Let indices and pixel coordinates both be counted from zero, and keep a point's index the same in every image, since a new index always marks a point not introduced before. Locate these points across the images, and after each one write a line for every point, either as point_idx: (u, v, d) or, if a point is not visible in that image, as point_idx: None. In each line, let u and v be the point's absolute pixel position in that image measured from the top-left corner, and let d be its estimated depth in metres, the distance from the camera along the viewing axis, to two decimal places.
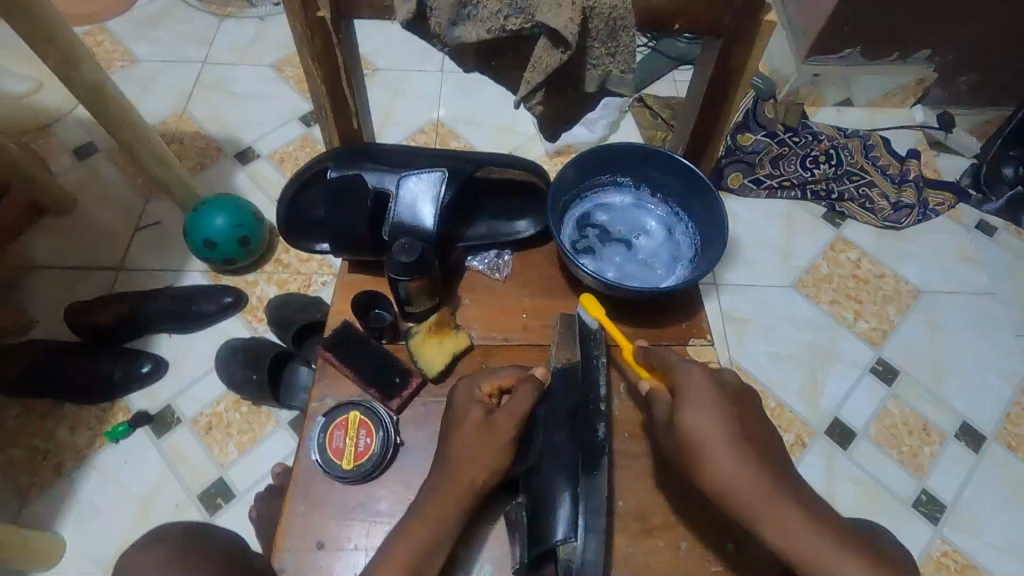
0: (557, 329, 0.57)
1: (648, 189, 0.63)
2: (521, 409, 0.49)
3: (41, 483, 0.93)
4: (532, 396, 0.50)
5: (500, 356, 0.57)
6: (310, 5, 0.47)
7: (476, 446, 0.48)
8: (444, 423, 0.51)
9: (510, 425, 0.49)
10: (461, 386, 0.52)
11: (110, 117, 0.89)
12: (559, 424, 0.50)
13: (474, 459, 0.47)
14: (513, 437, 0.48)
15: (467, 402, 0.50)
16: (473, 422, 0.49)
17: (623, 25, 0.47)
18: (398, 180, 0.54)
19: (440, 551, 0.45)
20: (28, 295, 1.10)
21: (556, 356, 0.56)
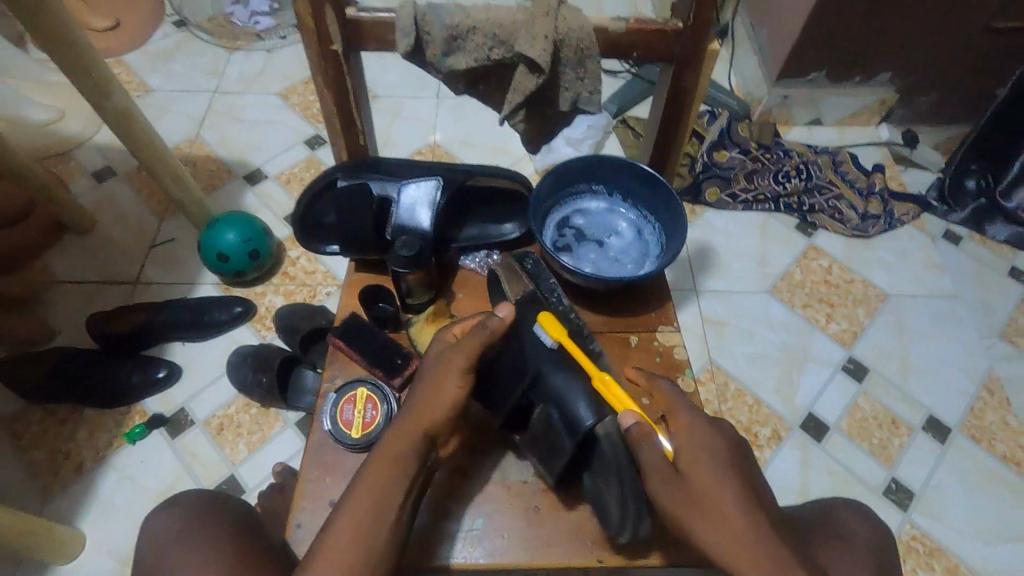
0: (500, 271, 0.63)
1: (619, 195, 0.71)
2: (475, 344, 0.55)
3: (63, 482, 0.99)
4: (484, 329, 0.57)
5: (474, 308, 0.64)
6: (325, 40, 0.55)
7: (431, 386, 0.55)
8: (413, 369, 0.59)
9: (456, 359, 0.55)
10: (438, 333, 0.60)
11: (135, 142, 0.97)
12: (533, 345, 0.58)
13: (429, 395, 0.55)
14: (461, 364, 0.55)
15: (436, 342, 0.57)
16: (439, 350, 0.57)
17: (589, 54, 0.56)
18: (399, 188, 0.61)
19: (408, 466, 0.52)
20: (49, 308, 1.17)
21: (512, 293, 0.62)
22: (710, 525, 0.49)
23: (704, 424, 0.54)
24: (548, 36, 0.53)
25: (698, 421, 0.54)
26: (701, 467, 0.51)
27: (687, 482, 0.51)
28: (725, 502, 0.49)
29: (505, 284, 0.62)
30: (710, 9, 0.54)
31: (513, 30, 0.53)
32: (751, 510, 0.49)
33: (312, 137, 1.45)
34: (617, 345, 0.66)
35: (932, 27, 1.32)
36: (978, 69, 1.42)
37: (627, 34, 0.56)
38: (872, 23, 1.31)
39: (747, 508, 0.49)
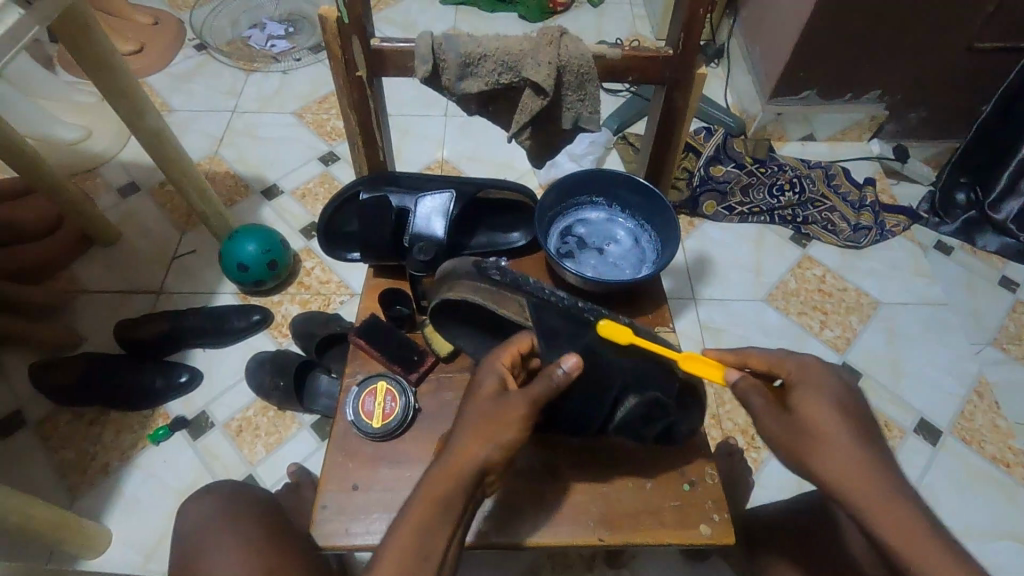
0: (477, 299, 0.60)
1: (618, 206, 0.77)
2: (542, 391, 0.56)
3: (89, 480, 1.04)
4: (548, 383, 0.56)
5: (512, 341, 0.60)
6: (350, 66, 0.61)
7: (486, 428, 0.54)
8: (457, 424, 0.55)
9: (520, 409, 0.54)
10: (483, 372, 0.58)
11: (165, 158, 1.04)
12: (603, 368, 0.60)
13: (484, 442, 0.53)
14: (527, 413, 0.54)
15: (490, 375, 0.57)
16: (490, 392, 0.56)
17: (588, 78, 0.62)
18: (416, 199, 0.67)
19: (452, 503, 0.51)
20: (76, 315, 1.23)
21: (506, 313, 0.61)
22: (823, 451, 0.54)
23: (819, 368, 0.59)
24: (551, 63, 0.59)
25: (808, 365, 0.59)
26: (815, 402, 0.56)
27: (797, 417, 0.56)
28: (834, 430, 0.55)
29: (496, 306, 0.60)
30: (697, 37, 0.60)
31: (520, 57, 0.59)
32: (861, 440, 0.55)
33: (326, 154, 1.52)
34: None
35: (918, 47, 1.38)
36: (964, 87, 1.48)
37: (622, 60, 0.62)
38: (860, 43, 1.37)
39: (854, 440, 0.54)
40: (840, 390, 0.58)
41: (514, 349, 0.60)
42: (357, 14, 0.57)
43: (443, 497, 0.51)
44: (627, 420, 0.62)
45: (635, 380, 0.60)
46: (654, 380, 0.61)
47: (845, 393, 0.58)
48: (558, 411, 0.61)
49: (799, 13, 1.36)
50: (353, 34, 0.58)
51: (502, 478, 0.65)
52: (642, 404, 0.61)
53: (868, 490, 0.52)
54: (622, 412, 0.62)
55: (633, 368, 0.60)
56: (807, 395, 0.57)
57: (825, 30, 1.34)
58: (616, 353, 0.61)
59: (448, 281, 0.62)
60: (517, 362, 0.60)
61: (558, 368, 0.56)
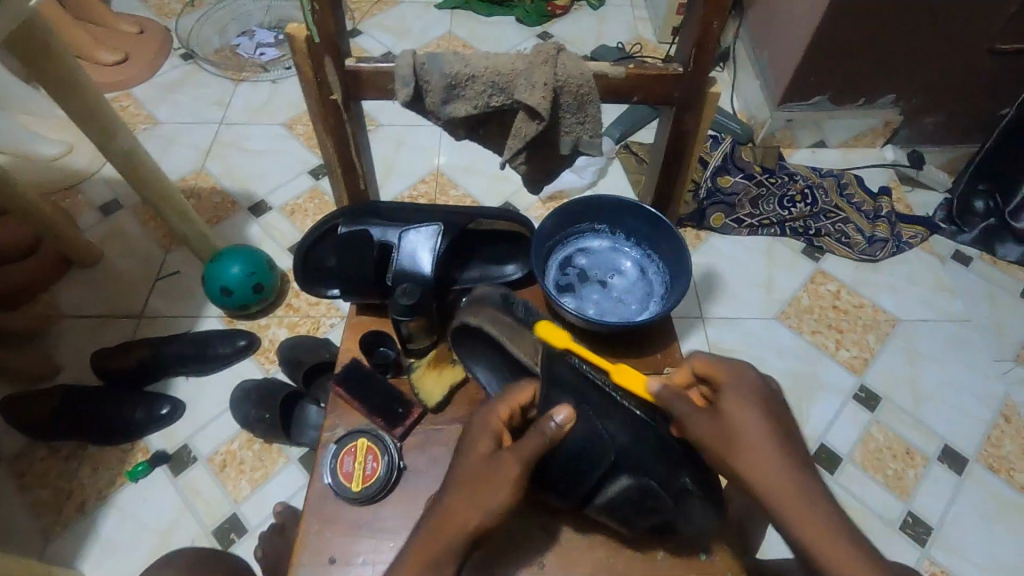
0: (491, 331, 0.59)
1: (622, 233, 0.71)
2: (532, 449, 0.50)
3: (65, 521, 0.98)
4: (539, 440, 0.50)
5: (515, 391, 0.55)
6: (324, 90, 0.55)
7: (474, 490, 0.48)
8: (447, 478, 0.51)
9: (513, 469, 0.49)
10: (475, 425, 0.53)
11: (139, 179, 0.98)
12: (600, 434, 0.54)
13: (474, 502, 0.48)
14: (520, 476, 0.49)
15: (482, 430, 0.52)
16: (480, 452, 0.51)
17: (589, 99, 0.55)
18: (400, 234, 0.61)
19: (443, 569, 0.47)
20: (54, 343, 1.17)
21: (518, 356, 0.59)
22: (744, 453, 0.51)
23: (750, 375, 0.54)
24: (547, 83, 0.53)
25: (743, 369, 0.55)
26: (739, 408, 0.53)
27: (725, 421, 0.52)
28: (756, 436, 0.51)
29: (507, 343, 0.59)
30: (709, 53, 0.54)
31: (512, 78, 0.53)
32: (779, 445, 0.51)
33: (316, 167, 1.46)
34: None
35: (936, 50, 1.31)
36: (982, 90, 1.41)
37: (626, 79, 0.56)
38: (875, 47, 1.31)
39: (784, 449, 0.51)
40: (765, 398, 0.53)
41: (515, 402, 0.54)
42: (328, 32, 0.51)
43: (432, 560, 0.46)
44: (615, 503, 0.54)
45: (637, 458, 0.54)
46: (656, 461, 0.54)
47: (764, 396, 0.54)
48: (544, 480, 0.55)
49: (810, 16, 1.30)
50: (326, 54, 0.52)
51: (496, 543, 0.59)
52: (637, 487, 0.54)
53: (787, 485, 0.49)
54: (610, 492, 0.54)
55: (633, 441, 0.55)
56: (727, 400, 0.53)
57: (838, 33, 1.28)
58: (619, 425, 0.55)
59: (474, 305, 0.61)
60: (515, 417, 0.54)
61: (551, 421, 0.51)
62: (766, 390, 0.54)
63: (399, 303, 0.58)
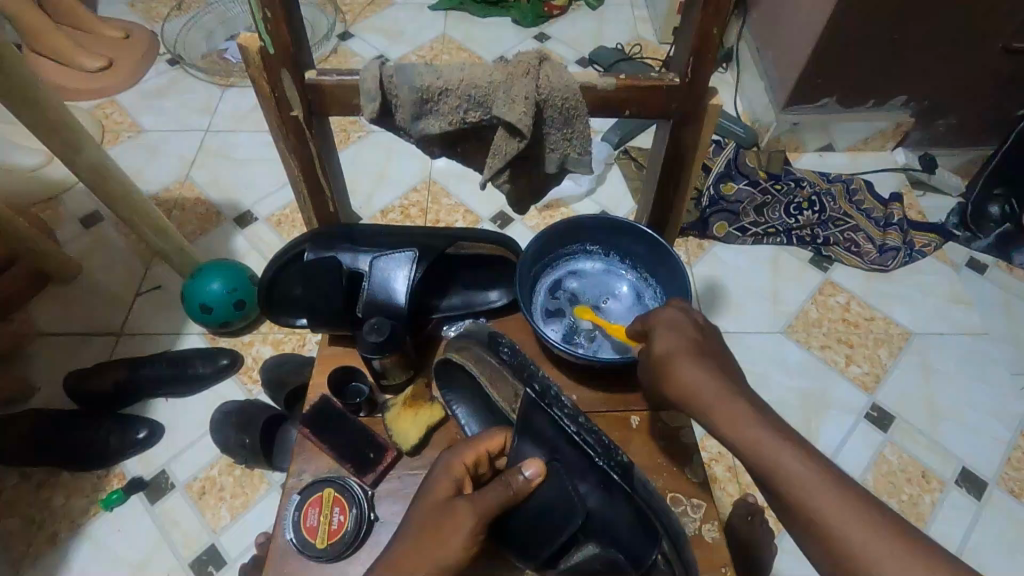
0: (474, 370, 0.53)
1: (617, 255, 0.65)
2: (488, 503, 0.45)
3: (36, 553, 0.94)
4: (501, 492, 0.45)
5: (484, 437, 0.50)
6: (283, 105, 0.50)
7: (424, 542, 0.43)
8: (402, 523, 0.47)
9: (467, 521, 0.43)
10: (437, 468, 0.48)
11: (110, 193, 0.93)
12: (567, 495, 0.46)
13: (425, 553, 0.43)
14: (473, 530, 0.43)
15: (444, 474, 0.47)
16: (437, 498, 0.46)
17: (576, 114, 0.50)
18: (372, 261, 0.56)
19: None
20: (29, 362, 1.12)
21: (498, 400, 0.53)
22: (680, 380, 0.50)
23: (677, 312, 0.54)
24: (528, 97, 0.48)
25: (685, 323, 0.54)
26: (666, 339, 0.52)
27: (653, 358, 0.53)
28: (684, 362, 0.50)
29: (488, 387, 0.53)
30: (709, 62, 0.48)
31: (491, 91, 0.48)
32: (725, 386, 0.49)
33: None
34: (615, 427, 0.59)
35: (951, 49, 1.25)
36: (998, 92, 1.35)
37: (618, 91, 0.51)
38: (885, 48, 1.25)
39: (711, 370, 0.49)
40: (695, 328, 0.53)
41: (484, 448, 0.49)
42: (285, 44, 0.46)
43: None
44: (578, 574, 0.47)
45: (605, 521, 0.46)
46: (631, 535, 0.45)
47: (695, 329, 0.53)
48: (502, 535, 0.48)
49: (817, 15, 1.24)
50: (283, 67, 0.47)
51: None
52: (603, 559, 0.46)
53: (719, 402, 0.47)
54: (574, 560, 0.47)
55: (607, 508, 0.46)
56: (655, 337, 0.53)
57: (847, 33, 1.22)
58: (591, 485, 0.47)
59: (460, 340, 0.56)
60: (482, 464, 0.50)
61: (519, 474, 0.46)
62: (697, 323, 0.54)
63: (370, 339, 0.52)
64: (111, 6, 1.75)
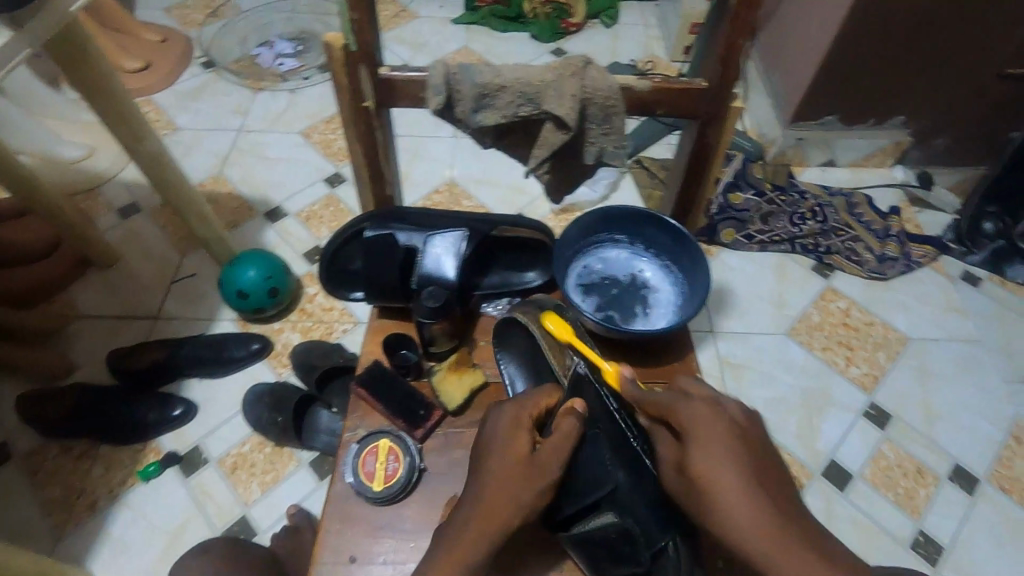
0: (536, 332, 0.62)
1: (642, 244, 0.72)
2: (567, 440, 0.52)
3: (76, 520, 0.98)
4: (570, 430, 0.53)
5: (545, 394, 0.57)
6: (358, 96, 0.57)
7: (506, 487, 0.49)
8: (477, 470, 0.52)
9: (553, 462, 0.51)
10: (507, 420, 0.54)
11: (163, 181, 1.00)
12: (602, 464, 0.56)
13: (510, 493, 0.49)
14: (555, 470, 0.51)
15: (516, 428, 0.53)
16: (518, 449, 0.51)
17: (615, 111, 0.57)
18: (425, 239, 0.62)
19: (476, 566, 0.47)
20: (70, 342, 1.18)
21: (551, 362, 0.62)
22: (729, 513, 0.47)
23: (713, 415, 0.52)
24: (575, 94, 0.54)
25: (704, 412, 0.52)
26: (711, 459, 0.49)
27: (695, 480, 0.50)
28: (729, 484, 0.48)
29: (545, 350, 0.62)
30: (734, 69, 0.55)
31: (541, 88, 0.55)
32: (749, 488, 0.48)
33: (332, 175, 1.48)
34: None
35: (947, 72, 1.33)
36: (991, 114, 1.43)
37: (652, 92, 0.57)
38: (886, 69, 1.33)
39: (760, 503, 0.47)
40: (736, 436, 0.51)
41: (542, 404, 0.56)
42: (365, 41, 0.53)
43: (468, 560, 0.47)
44: (591, 540, 0.55)
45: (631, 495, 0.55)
46: (650, 510, 0.54)
47: (735, 428, 0.52)
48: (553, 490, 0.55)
49: (822, 37, 1.32)
50: (361, 62, 0.54)
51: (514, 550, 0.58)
52: (617, 529, 0.55)
53: (724, 487, 0.48)
54: (590, 527, 0.56)
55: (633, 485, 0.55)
56: (695, 442, 0.51)
57: (848, 55, 1.30)
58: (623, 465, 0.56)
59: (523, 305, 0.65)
60: (540, 419, 0.56)
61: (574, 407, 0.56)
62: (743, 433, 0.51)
63: (427, 302, 0.60)
64: (148, 11, 1.83)
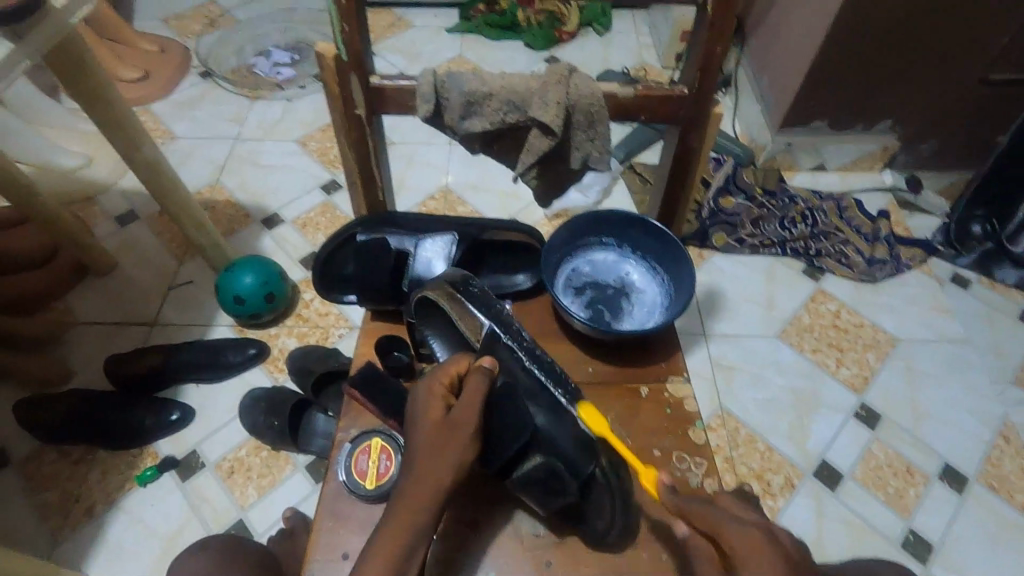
0: (446, 307, 0.60)
1: (629, 246, 0.73)
2: (478, 398, 0.54)
3: (72, 525, 0.99)
4: (479, 385, 0.55)
5: (452, 361, 0.57)
6: (349, 104, 0.59)
7: (427, 462, 0.51)
8: (404, 443, 0.54)
9: (468, 420, 0.53)
10: (422, 394, 0.55)
11: (160, 189, 1.02)
12: (522, 410, 0.56)
13: (429, 463, 0.51)
14: (471, 435, 0.53)
15: (429, 399, 0.55)
16: (434, 420, 0.53)
17: (599, 118, 0.59)
18: (417, 242, 0.65)
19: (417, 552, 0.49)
20: (67, 348, 1.19)
21: (463, 329, 0.61)
22: None
23: (763, 543, 0.48)
24: (560, 102, 0.56)
25: (741, 532, 0.49)
26: None
27: None
28: None
29: (457, 320, 0.60)
30: (713, 76, 0.57)
31: (528, 96, 0.56)
32: None
33: (328, 182, 1.49)
34: (627, 396, 0.66)
35: (931, 77, 1.36)
36: (977, 119, 1.45)
37: (635, 99, 0.59)
38: (872, 74, 1.35)
39: None
40: (785, 563, 0.46)
41: (452, 369, 0.57)
42: (356, 52, 0.55)
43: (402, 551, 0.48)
44: (525, 482, 0.56)
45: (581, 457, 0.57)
46: (566, 443, 0.57)
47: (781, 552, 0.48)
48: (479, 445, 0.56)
49: (809, 44, 1.34)
50: (352, 72, 0.56)
51: (505, 546, 0.60)
52: (545, 468, 0.56)
53: None
54: (523, 471, 0.56)
55: (554, 426, 0.57)
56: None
57: (834, 61, 1.33)
58: (542, 408, 0.58)
59: (439, 276, 0.64)
60: (456, 383, 0.57)
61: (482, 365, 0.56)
62: (791, 561, 0.47)
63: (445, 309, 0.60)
64: (146, 22, 1.86)
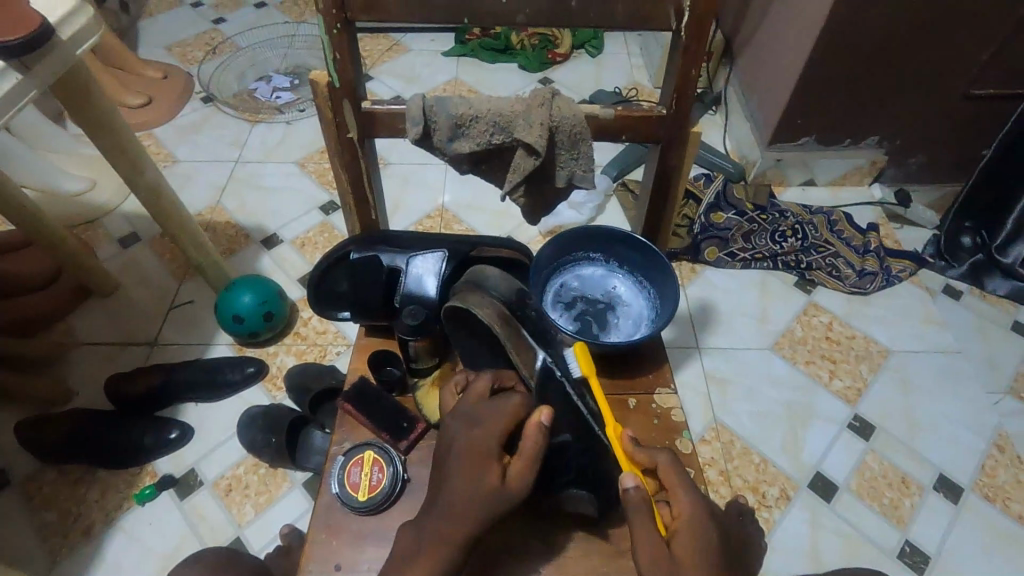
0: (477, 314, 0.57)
1: (616, 262, 0.76)
2: (532, 454, 0.52)
3: (71, 544, 1.00)
4: (535, 444, 0.52)
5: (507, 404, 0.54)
6: (342, 128, 0.62)
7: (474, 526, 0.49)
8: (448, 494, 0.50)
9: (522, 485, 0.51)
10: (469, 443, 0.52)
11: (162, 211, 1.04)
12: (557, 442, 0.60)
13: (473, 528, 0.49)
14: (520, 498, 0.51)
15: (485, 461, 0.51)
16: (487, 487, 0.50)
17: (582, 138, 0.61)
18: (408, 260, 0.66)
19: None
20: (68, 369, 1.21)
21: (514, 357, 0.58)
22: None
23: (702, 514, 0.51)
24: (543, 123, 0.59)
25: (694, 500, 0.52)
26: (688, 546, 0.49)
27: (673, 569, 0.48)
28: None
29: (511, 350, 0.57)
30: (689, 97, 0.60)
31: (512, 118, 0.59)
32: None
33: (327, 203, 1.52)
34: (616, 407, 0.67)
35: (914, 93, 1.39)
36: (962, 134, 1.48)
37: (615, 120, 0.62)
38: (856, 91, 1.39)
39: None
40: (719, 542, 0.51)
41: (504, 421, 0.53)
42: (348, 80, 0.58)
43: None
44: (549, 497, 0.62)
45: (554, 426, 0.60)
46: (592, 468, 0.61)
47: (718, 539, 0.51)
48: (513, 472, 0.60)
49: (793, 64, 1.38)
50: (344, 98, 0.59)
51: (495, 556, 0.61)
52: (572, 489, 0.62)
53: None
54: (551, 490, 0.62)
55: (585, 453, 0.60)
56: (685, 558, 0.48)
57: (819, 79, 1.36)
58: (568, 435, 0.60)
59: (469, 291, 0.59)
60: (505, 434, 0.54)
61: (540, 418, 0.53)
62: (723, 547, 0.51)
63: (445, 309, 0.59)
64: (150, 50, 1.91)
